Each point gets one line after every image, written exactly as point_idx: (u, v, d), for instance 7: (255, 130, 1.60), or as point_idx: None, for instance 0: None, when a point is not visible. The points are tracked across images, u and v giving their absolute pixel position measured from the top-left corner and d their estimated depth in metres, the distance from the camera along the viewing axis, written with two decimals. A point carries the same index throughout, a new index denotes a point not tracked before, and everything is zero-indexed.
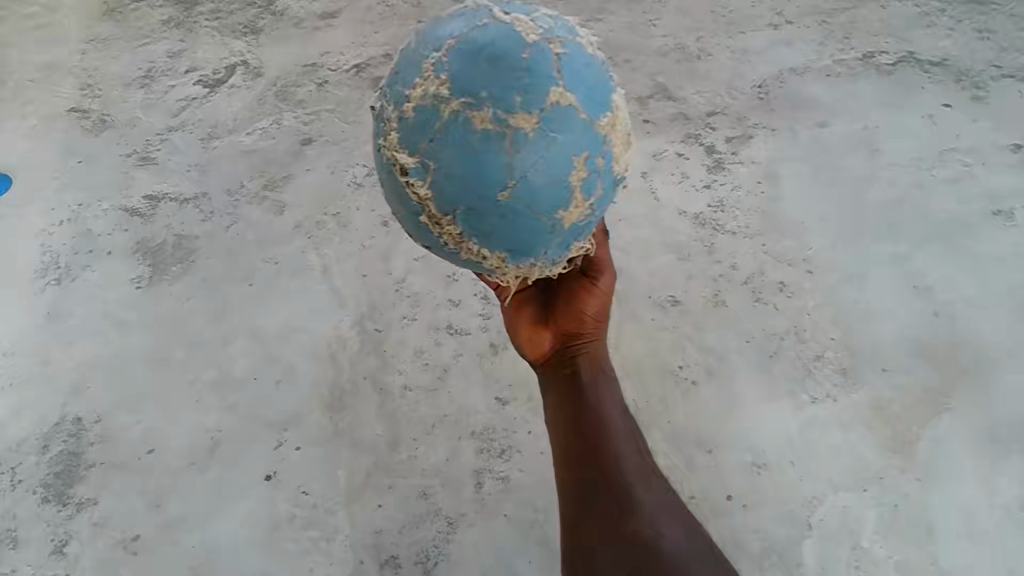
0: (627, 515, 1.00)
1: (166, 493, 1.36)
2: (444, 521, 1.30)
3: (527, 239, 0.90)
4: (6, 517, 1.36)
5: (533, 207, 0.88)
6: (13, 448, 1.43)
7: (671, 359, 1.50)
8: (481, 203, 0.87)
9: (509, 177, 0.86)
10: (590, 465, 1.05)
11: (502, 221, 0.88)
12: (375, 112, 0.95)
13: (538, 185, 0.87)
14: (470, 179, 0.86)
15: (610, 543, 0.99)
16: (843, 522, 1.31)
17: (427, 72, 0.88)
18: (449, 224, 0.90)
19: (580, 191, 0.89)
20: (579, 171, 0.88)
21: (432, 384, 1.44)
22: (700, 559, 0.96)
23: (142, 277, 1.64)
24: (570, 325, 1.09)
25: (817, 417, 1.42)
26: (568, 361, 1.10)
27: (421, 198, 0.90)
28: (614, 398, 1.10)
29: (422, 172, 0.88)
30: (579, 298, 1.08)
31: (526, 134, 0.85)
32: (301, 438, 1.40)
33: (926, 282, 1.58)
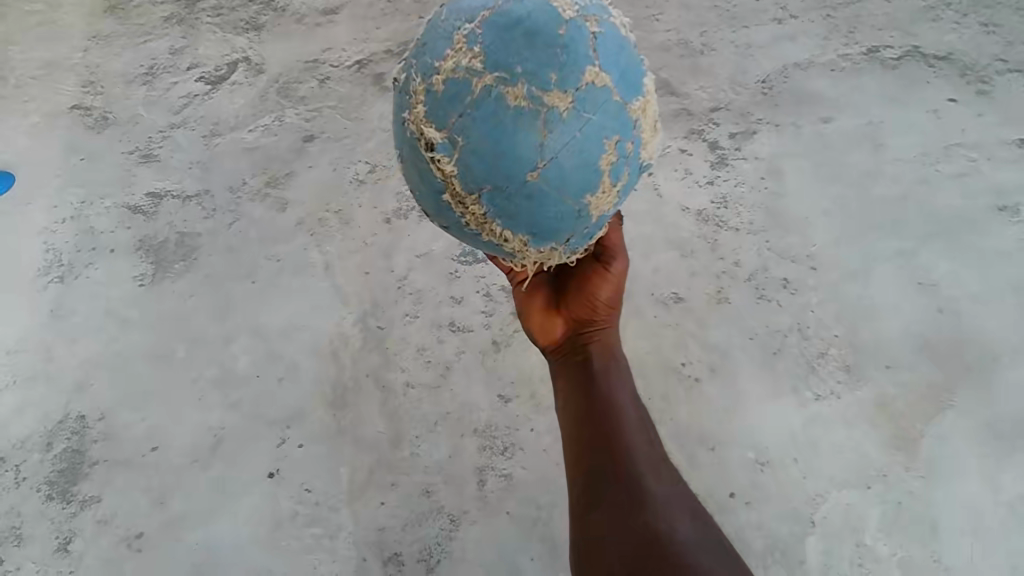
0: (636, 506, 0.93)
1: (169, 491, 1.37)
2: (447, 519, 1.30)
3: (553, 223, 0.89)
4: (10, 515, 1.36)
5: (561, 190, 0.87)
6: (17, 446, 1.43)
7: (674, 356, 1.50)
8: (509, 182, 0.86)
9: (540, 157, 0.85)
10: (598, 451, 0.98)
11: (528, 203, 0.87)
12: (399, 83, 0.92)
13: (569, 168, 0.86)
14: (500, 156, 0.85)
15: (620, 535, 0.91)
16: (847, 519, 1.31)
17: (459, 44, 0.86)
18: (473, 204, 0.89)
19: (608, 175, 0.88)
20: (609, 155, 0.87)
21: (435, 381, 1.44)
22: (713, 554, 0.88)
23: (145, 275, 1.64)
24: (582, 312, 1.08)
25: (821, 414, 1.42)
26: (580, 347, 1.07)
27: (446, 174, 0.88)
28: (626, 386, 1.05)
29: (449, 147, 0.86)
30: (592, 283, 1.07)
31: (559, 114, 0.84)
32: (304, 436, 1.40)
33: (930, 279, 1.57)
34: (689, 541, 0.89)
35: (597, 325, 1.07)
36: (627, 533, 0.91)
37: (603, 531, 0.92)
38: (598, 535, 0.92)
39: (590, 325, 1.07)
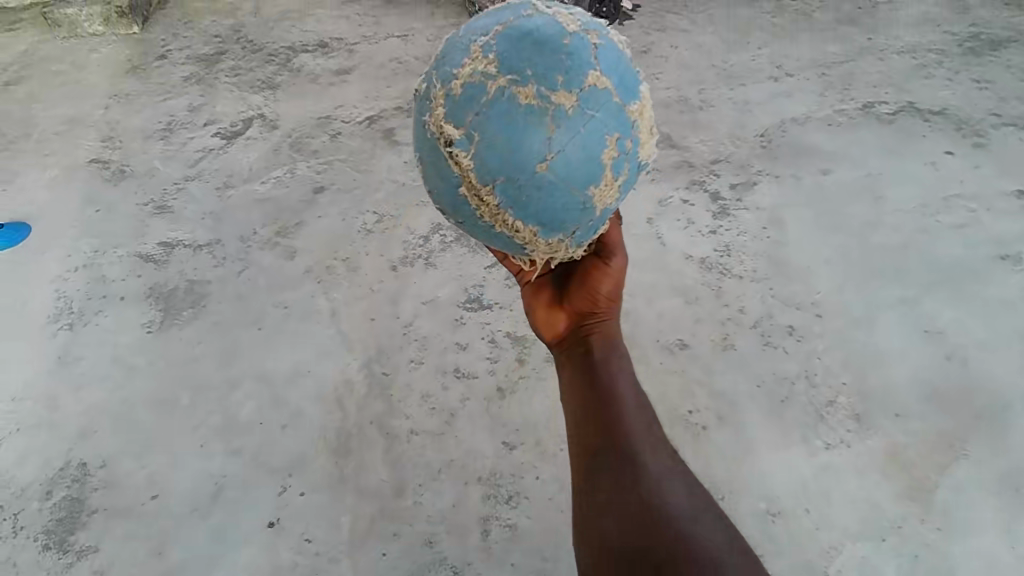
0: (635, 485, 0.86)
1: (168, 540, 1.34)
2: (450, 570, 1.26)
3: (560, 214, 0.89)
4: (5, 566, 1.33)
5: (568, 182, 0.87)
6: (16, 494, 1.42)
7: (680, 403, 1.48)
8: (520, 173, 0.86)
9: (548, 150, 0.85)
10: (595, 434, 0.89)
11: (538, 194, 0.87)
12: (418, 93, 0.94)
13: (575, 159, 0.87)
14: (512, 148, 0.85)
15: (617, 521, 0.85)
16: (864, 573, 1.26)
17: (475, 53, 0.88)
18: (487, 195, 0.88)
19: (611, 170, 0.89)
20: (611, 150, 0.88)
21: (439, 428, 1.43)
22: (714, 529, 0.84)
23: (153, 322, 1.65)
24: (584, 306, 0.94)
25: (832, 463, 1.39)
26: (581, 343, 0.93)
27: (463, 168, 0.88)
28: (628, 377, 0.93)
29: (466, 143, 0.87)
30: (593, 276, 0.94)
31: (566, 111, 0.85)
32: (306, 484, 1.38)
33: (936, 326, 1.57)
34: (691, 518, 0.84)
35: (600, 318, 0.93)
36: (624, 512, 0.85)
37: (602, 513, 0.86)
38: (597, 517, 0.86)
39: (592, 317, 0.93)
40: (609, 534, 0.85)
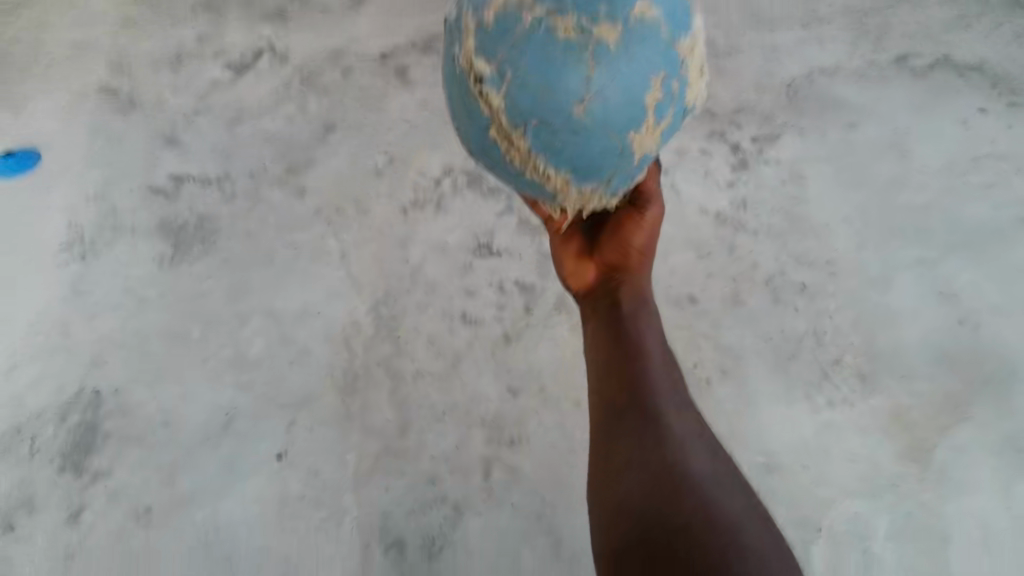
0: (657, 442, 0.84)
1: (179, 468, 1.39)
2: (451, 508, 1.31)
3: (595, 160, 0.89)
4: (24, 484, 1.40)
5: (606, 127, 0.86)
6: (33, 417, 1.46)
7: (685, 357, 1.49)
8: (556, 117, 0.85)
9: (586, 92, 0.84)
10: (620, 384, 0.91)
11: (573, 138, 0.86)
12: (450, 20, 0.91)
13: (615, 103, 0.85)
14: (548, 89, 0.84)
15: (638, 480, 0.81)
16: (854, 527, 1.31)
17: None
18: (520, 139, 0.88)
19: (652, 114, 0.88)
20: (653, 92, 0.86)
21: (445, 372, 1.44)
22: (738, 502, 0.79)
23: (164, 256, 1.66)
24: (615, 258, 1.05)
25: (834, 420, 1.40)
26: (609, 292, 1.03)
27: (493, 109, 0.87)
28: (655, 332, 0.98)
29: (498, 81, 0.85)
30: (625, 227, 1.04)
31: (608, 50, 0.83)
32: (313, 420, 1.41)
33: (952, 289, 1.54)
34: (715, 487, 0.80)
35: (628, 270, 1.04)
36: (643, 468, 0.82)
37: (620, 469, 0.83)
38: (615, 473, 0.84)
39: (620, 268, 1.04)
40: (624, 491, 0.81)
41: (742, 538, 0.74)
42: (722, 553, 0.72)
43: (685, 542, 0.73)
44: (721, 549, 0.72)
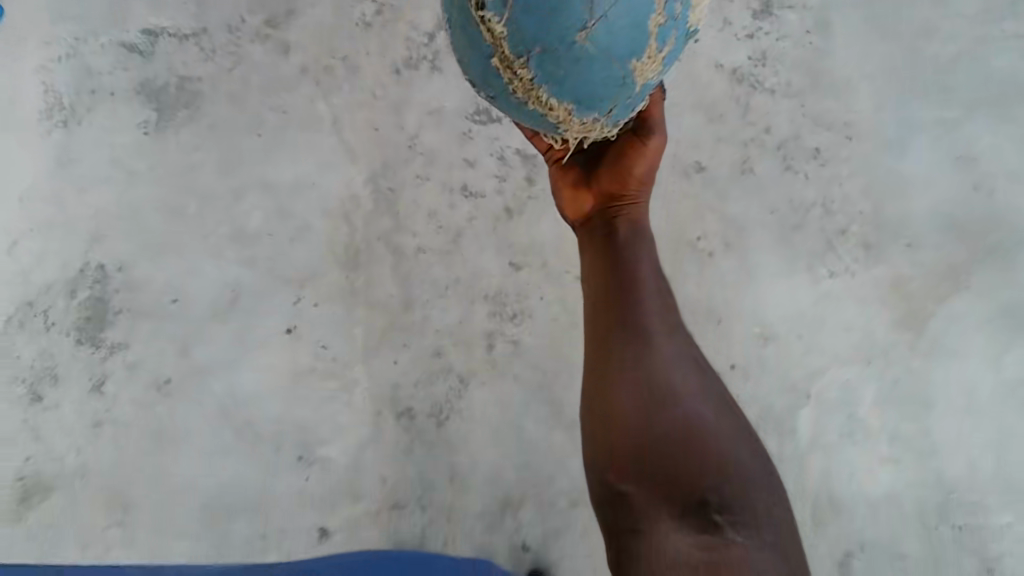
0: (653, 372, 0.87)
1: (191, 341, 1.41)
2: (457, 379, 1.32)
3: (599, 89, 0.81)
4: (44, 357, 1.41)
5: (609, 53, 0.78)
6: (43, 293, 1.46)
7: (689, 229, 1.45)
8: (559, 44, 0.77)
9: (590, 17, 0.75)
10: (616, 318, 0.90)
11: (576, 68, 0.78)
12: None
13: (621, 27, 0.77)
14: (549, 13, 0.75)
15: (632, 401, 0.85)
16: (845, 394, 1.33)
17: None
18: (521, 69, 0.80)
19: (656, 39, 0.79)
20: (658, 16, 0.78)
21: (446, 247, 1.43)
22: (721, 418, 0.87)
23: (149, 123, 1.56)
24: (614, 188, 0.98)
25: (833, 290, 1.41)
26: (604, 222, 0.98)
27: (495, 38, 0.79)
28: (650, 255, 0.97)
29: (499, 6, 0.76)
30: (627, 157, 0.97)
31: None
32: (318, 296, 1.42)
33: (971, 152, 1.47)
34: (703, 410, 0.86)
35: (625, 199, 0.98)
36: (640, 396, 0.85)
37: (615, 392, 0.86)
38: (609, 392, 0.86)
39: (618, 199, 0.98)
40: (620, 416, 0.85)
41: (724, 451, 0.84)
42: (708, 468, 0.82)
43: (675, 460, 0.82)
44: (707, 468, 0.82)
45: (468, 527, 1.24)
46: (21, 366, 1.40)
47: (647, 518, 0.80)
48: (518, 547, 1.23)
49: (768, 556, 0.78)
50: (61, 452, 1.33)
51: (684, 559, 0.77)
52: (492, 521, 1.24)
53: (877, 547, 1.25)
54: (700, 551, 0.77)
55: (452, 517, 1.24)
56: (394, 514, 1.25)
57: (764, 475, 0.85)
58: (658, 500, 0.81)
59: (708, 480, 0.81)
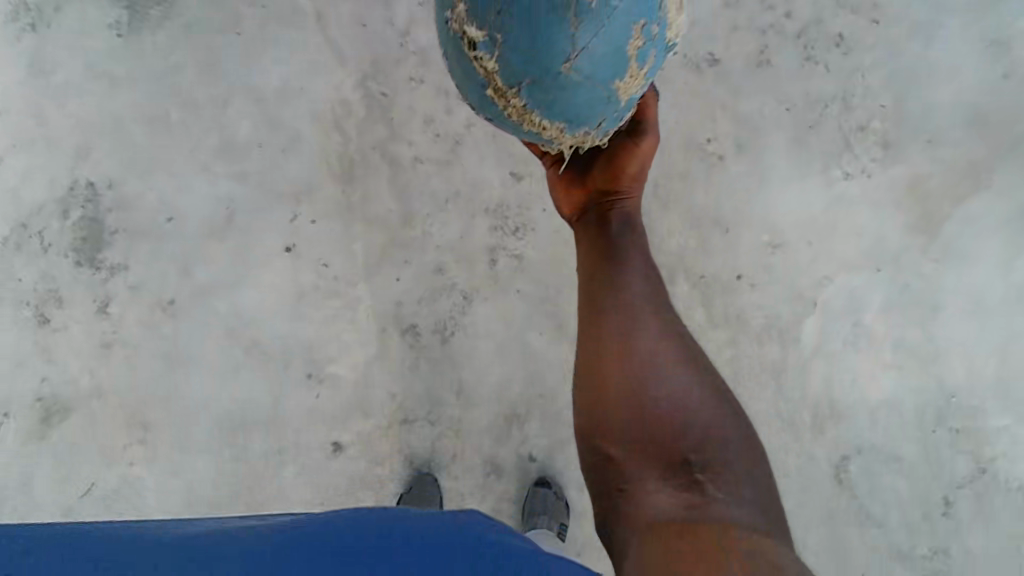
0: (642, 345, 0.85)
1: (192, 260, 1.35)
2: (460, 296, 1.30)
3: (587, 112, 0.77)
4: (46, 279, 1.33)
5: (594, 80, 0.73)
6: (34, 213, 1.34)
7: (700, 130, 1.36)
8: (546, 76, 0.72)
9: (572, 51, 0.70)
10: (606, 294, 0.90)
11: (565, 97, 0.74)
12: None
13: (603, 53, 0.72)
14: (535, 48, 0.70)
15: (618, 374, 0.85)
16: (850, 301, 1.30)
17: None
18: (513, 98, 0.75)
19: (636, 61, 0.75)
20: (636, 40, 0.73)
21: (444, 157, 1.36)
22: (709, 393, 0.85)
23: (122, 23, 1.37)
24: (607, 185, 0.96)
25: (847, 194, 1.34)
26: (598, 216, 0.97)
27: (487, 71, 0.74)
28: (641, 245, 0.96)
29: (489, 46, 0.72)
30: (617, 159, 0.95)
31: (588, 8, 0.69)
32: (315, 212, 1.35)
33: (1005, 35, 1.34)
34: (690, 382, 0.84)
35: (620, 196, 0.97)
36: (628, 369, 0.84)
37: (604, 364, 0.85)
38: (597, 362, 0.86)
39: (612, 195, 0.97)
40: (608, 387, 0.84)
41: (711, 421, 0.83)
42: (692, 435, 0.82)
43: (657, 427, 0.82)
44: (689, 434, 0.82)
45: (477, 441, 1.25)
46: (24, 290, 1.33)
47: (635, 480, 0.81)
48: (525, 458, 1.24)
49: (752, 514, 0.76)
50: (75, 373, 1.30)
51: (666, 512, 0.77)
52: (500, 434, 1.25)
53: (874, 452, 1.23)
54: (682, 508, 0.77)
55: (460, 431, 1.25)
56: (404, 429, 1.25)
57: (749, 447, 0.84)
58: (642, 460, 0.82)
59: (692, 444, 0.82)
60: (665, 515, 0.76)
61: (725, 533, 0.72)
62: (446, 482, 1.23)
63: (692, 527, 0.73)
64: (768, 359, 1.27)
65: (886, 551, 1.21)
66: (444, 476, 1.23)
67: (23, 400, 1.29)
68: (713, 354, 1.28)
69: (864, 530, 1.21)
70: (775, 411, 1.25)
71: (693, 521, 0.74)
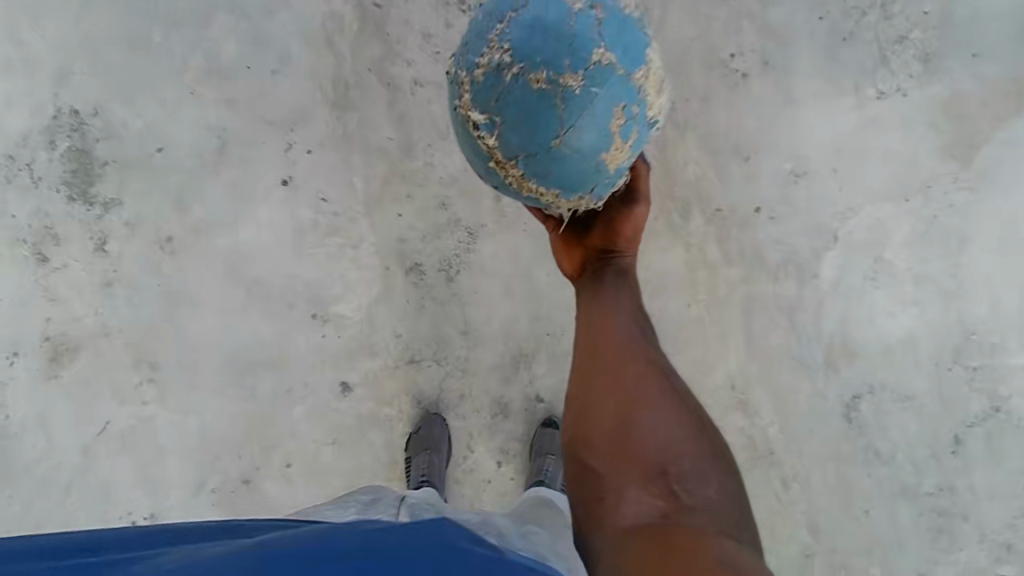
0: (635, 375, 0.81)
1: (187, 191, 1.26)
2: (465, 232, 1.25)
3: (581, 183, 0.73)
4: (38, 216, 1.25)
5: (586, 153, 0.71)
6: (20, 143, 1.25)
7: (722, 44, 1.25)
8: (537, 151, 0.70)
9: (560, 130, 0.69)
10: (602, 324, 0.87)
11: (557, 172, 0.72)
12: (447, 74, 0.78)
13: (591, 130, 0.70)
14: (528, 126, 0.69)
15: (613, 396, 0.80)
16: (873, 235, 1.23)
17: (494, 39, 0.70)
18: (512, 171, 0.73)
19: (622, 138, 0.72)
20: (620, 121, 0.71)
21: (446, 79, 1.26)
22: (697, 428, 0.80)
23: None
24: (605, 242, 0.91)
25: (879, 115, 1.24)
26: (596, 268, 0.91)
27: (488, 149, 0.73)
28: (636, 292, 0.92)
29: (489, 130, 0.71)
30: (614, 224, 0.90)
31: (573, 93, 0.68)
32: (311, 141, 1.27)
33: None
34: (677, 416, 0.80)
35: (619, 256, 0.91)
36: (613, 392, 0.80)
37: (599, 388, 0.81)
38: (591, 384, 0.82)
39: (611, 256, 0.91)
40: (600, 408, 0.80)
41: (690, 447, 0.78)
42: (672, 456, 0.76)
43: (648, 444, 0.77)
44: (679, 457, 0.76)
45: (485, 380, 1.24)
46: (18, 227, 1.25)
47: (613, 489, 0.76)
48: (532, 399, 1.24)
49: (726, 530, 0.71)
50: (79, 313, 1.25)
51: (639, 521, 0.72)
52: (508, 375, 1.24)
53: (885, 390, 1.21)
54: (656, 515, 0.72)
55: (467, 371, 1.25)
56: (412, 369, 1.25)
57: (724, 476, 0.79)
58: (629, 476, 0.76)
59: (678, 467, 0.76)
60: (639, 522, 0.72)
61: (701, 545, 0.67)
62: (455, 421, 1.24)
63: (667, 537, 0.68)
64: (782, 296, 1.23)
65: (893, 488, 1.21)
66: (452, 415, 1.24)
67: (31, 340, 1.24)
68: (725, 292, 1.24)
69: (871, 467, 1.21)
70: (787, 349, 1.23)
71: (667, 531, 0.69)
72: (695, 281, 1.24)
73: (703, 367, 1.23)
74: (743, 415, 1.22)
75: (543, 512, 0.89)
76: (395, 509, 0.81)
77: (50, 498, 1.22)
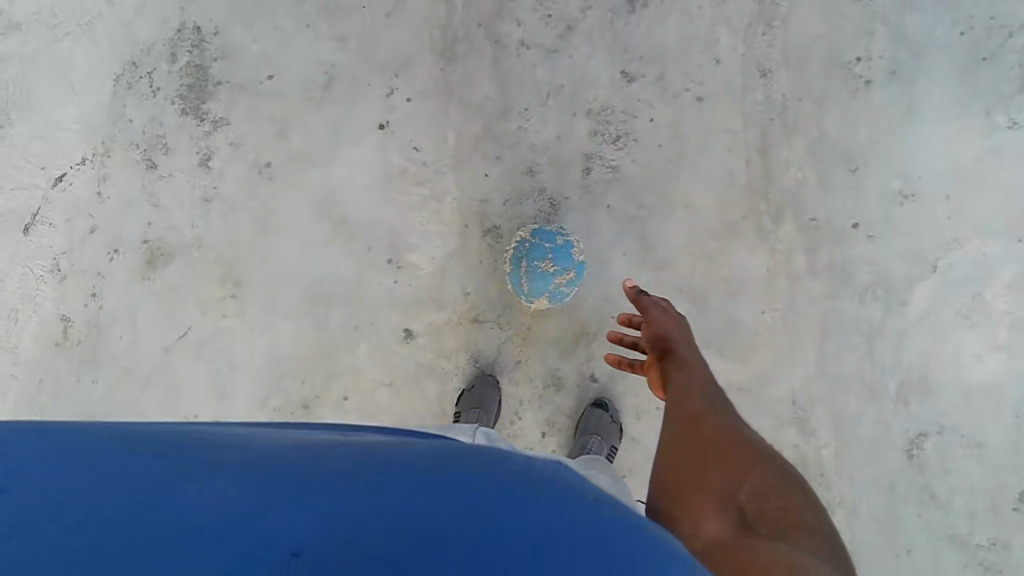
0: (709, 425, 0.81)
1: (291, 122, 1.29)
2: (547, 202, 1.26)
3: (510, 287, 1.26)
4: (153, 124, 1.30)
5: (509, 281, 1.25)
6: (144, 52, 1.29)
7: (849, 47, 1.19)
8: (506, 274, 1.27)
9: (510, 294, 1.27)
10: (675, 388, 0.89)
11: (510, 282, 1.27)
12: (569, 181, 1.25)
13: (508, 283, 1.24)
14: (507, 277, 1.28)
15: (687, 439, 0.80)
16: (975, 271, 1.16)
17: (521, 228, 1.25)
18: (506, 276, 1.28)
19: (517, 287, 1.22)
20: (514, 283, 1.22)
21: (553, 44, 1.25)
22: (782, 477, 0.76)
23: None
24: (658, 346, 0.95)
25: (1007, 145, 1.16)
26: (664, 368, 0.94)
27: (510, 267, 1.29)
28: (704, 370, 0.91)
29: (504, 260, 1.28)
30: (653, 330, 0.97)
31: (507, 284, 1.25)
32: (413, 90, 1.28)
33: None
34: (760, 464, 0.77)
35: (676, 352, 0.94)
36: (677, 437, 0.81)
37: (676, 437, 0.81)
38: (669, 433, 0.82)
39: (670, 354, 0.94)
40: (677, 451, 0.79)
41: (777, 498, 0.73)
42: (748, 497, 0.73)
43: (725, 479, 0.75)
44: (759, 489, 0.74)
45: (543, 350, 1.26)
46: (134, 130, 1.30)
47: (691, 520, 0.72)
48: (586, 377, 1.25)
49: (819, 568, 0.63)
50: (178, 223, 1.31)
51: (710, 550, 0.68)
52: (566, 349, 1.26)
53: (956, 434, 1.17)
54: (727, 543, 0.68)
55: (528, 338, 1.26)
56: (475, 328, 1.28)
57: (833, 540, 0.70)
58: (703, 507, 0.73)
59: (759, 504, 0.72)
60: (708, 549, 0.68)
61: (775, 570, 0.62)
62: (507, 385, 1.27)
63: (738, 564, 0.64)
64: (864, 319, 1.19)
65: (944, 533, 1.17)
66: (505, 378, 1.27)
67: (132, 241, 1.31)
68: (804, 304, 1.20)
69: (923, 508, 1.17)
70: (858, 374, 1.19)
71: (738, 557, 0.65)
72: (775, 288, 1.21)
73: (766, 376, 1.21)
74: (799, 431, 1.20)
75: (597, 462, 0.93)
76: (471, 431, 0.89)
77: (130, 389, 1.31)
